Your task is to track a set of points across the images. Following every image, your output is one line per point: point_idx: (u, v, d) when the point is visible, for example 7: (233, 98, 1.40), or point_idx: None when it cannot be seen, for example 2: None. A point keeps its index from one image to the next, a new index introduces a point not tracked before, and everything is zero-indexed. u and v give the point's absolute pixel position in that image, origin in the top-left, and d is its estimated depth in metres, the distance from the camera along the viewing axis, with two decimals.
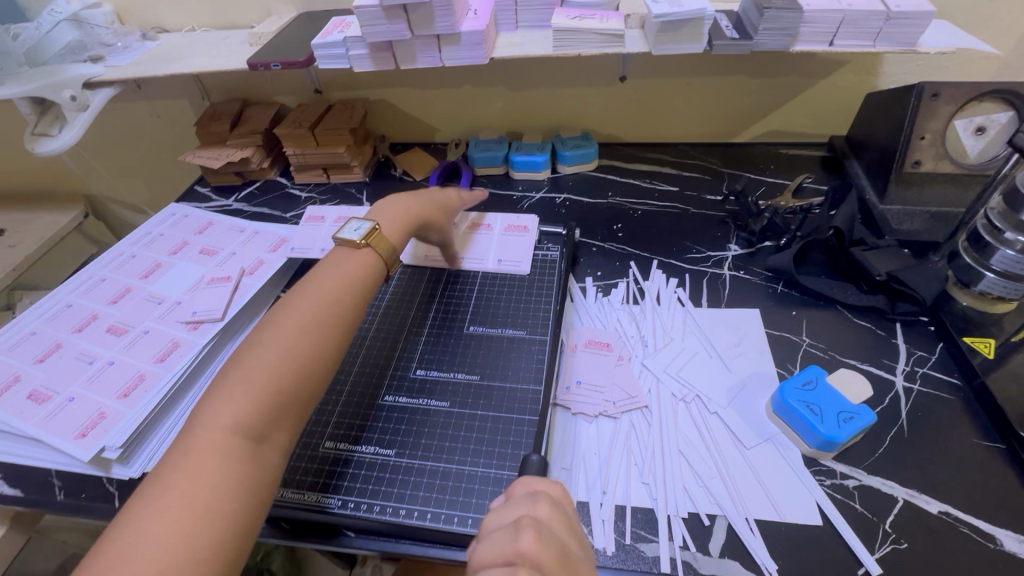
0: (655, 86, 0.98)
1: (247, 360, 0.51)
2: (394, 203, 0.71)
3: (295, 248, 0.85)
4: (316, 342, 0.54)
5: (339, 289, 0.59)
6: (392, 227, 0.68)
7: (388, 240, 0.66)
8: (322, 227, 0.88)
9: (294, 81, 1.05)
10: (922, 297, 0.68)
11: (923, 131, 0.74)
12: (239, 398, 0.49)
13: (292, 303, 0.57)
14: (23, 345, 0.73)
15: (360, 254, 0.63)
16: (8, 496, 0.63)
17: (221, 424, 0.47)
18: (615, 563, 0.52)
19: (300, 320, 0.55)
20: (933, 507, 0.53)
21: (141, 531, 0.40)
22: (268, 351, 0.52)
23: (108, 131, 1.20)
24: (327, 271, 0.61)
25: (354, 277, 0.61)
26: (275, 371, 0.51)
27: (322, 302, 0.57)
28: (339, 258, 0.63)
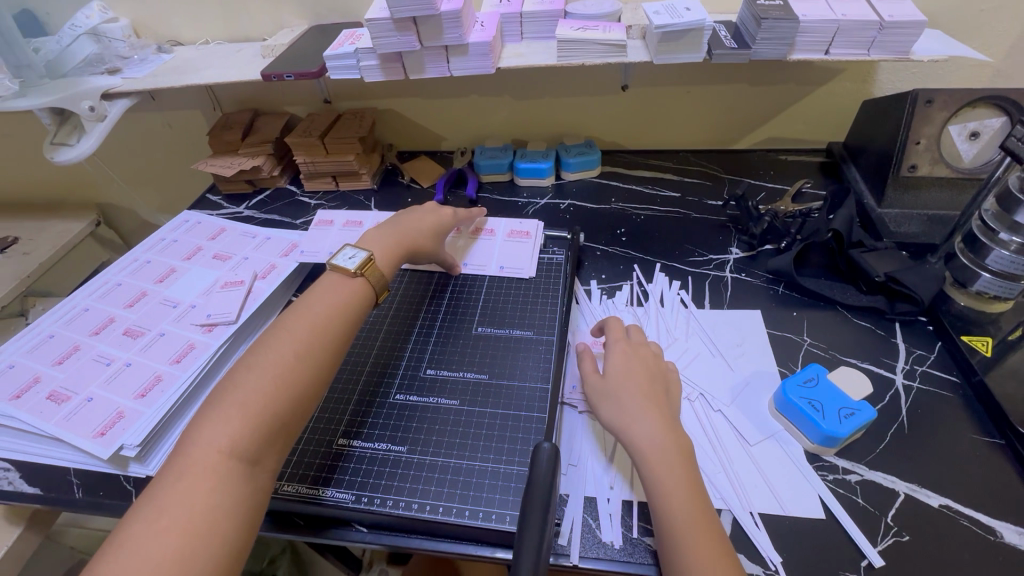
0: (656, 94, 1.01)
1: (242, 385, 0.52)
2: (385, 231, 0.73)
3: (306, 251, 0.88)
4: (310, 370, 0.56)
5: (332, 316, 0.61)
6: (384, 256, 0.70)
7: (379, 268, 0.68)
8: (332, 230, 0.91)
9: (304, 92, 1.08)
10: (921, 297, 0.69)
11: (919, 137, 0.77)
12: (235, 421, 0.50)
13: (288, 327, 0.58)
14: (42, 347, 0.75)
15: (353, 281, 0.65)
16: (28, 494, 0.64)
17: (216, 446, 0.48)
18: (623, 556, 0.52)
19: (296, 347, 0.56)
20: (934, 501, 0.55)
21: (139, 553, 0.41)
22: (261, 378, 0.53)
23: (122, 141, 1.23)
24: (321, 296, 0.63)
25: (348, 303, 0.63)
26: (270, 398, 0.52)
27: (315, 330, 0.59)
28: (334, 283, 0.65)
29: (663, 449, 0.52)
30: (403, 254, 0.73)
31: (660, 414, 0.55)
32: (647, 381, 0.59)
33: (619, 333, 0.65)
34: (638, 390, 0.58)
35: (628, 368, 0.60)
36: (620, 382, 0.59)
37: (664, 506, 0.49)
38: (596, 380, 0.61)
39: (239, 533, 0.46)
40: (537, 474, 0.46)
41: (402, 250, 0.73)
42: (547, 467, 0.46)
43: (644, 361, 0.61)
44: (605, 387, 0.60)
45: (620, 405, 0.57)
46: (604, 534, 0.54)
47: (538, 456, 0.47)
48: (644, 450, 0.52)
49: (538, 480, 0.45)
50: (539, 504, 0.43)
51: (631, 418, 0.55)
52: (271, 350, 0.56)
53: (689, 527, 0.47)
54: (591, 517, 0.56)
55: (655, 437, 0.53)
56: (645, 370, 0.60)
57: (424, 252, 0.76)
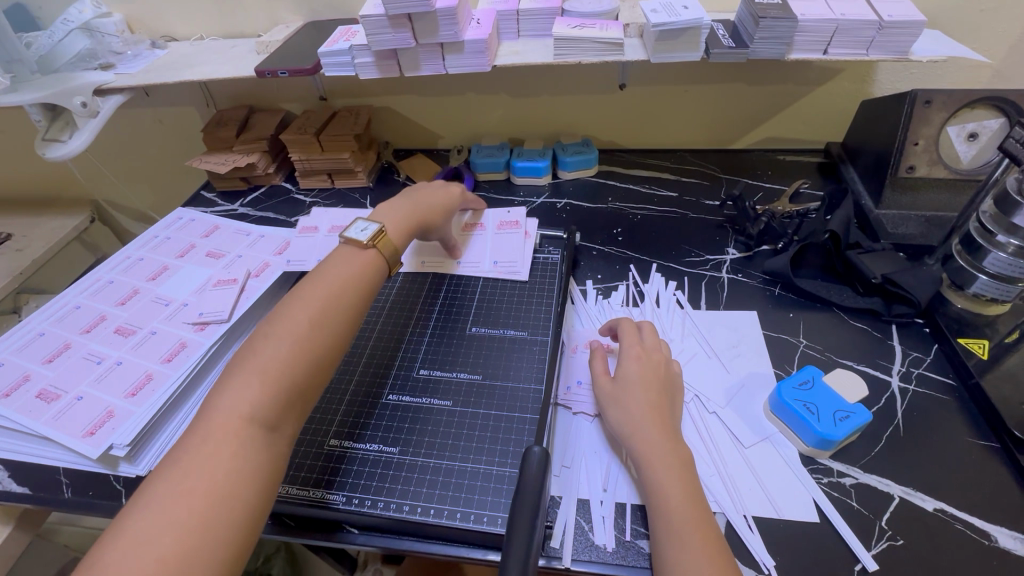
0: (654, 93, 1.00)
1: (264, 349, 0.52)
2: (398, 205, 0.73)
3: (293, 260, 0.85)
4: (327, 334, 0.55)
5: (348, 286, 0.60)
6: (397, 229, 0.70)
7: (392, 241, 0.67)
8: (319, 238, 0.89)
9: (299, 89, 1.07)
10: (918, 299, 0.69)
11: (917, 137, 0.76)
12: (255, 385, 0.50)
13: (303, 297, 0.58)
14: (32, 346, 0.74)
15: (366, 253, 0.64)
16: (17, 494, 0.64)
17: (238, 413, 0.48)
18: (615, 558, 0.52)
19: (311, 314, 0.56)
20: (929, 504, 0.54)
21: (166, 515, 0.41)
22: (281, 342, 0.53)
23: (116, 138, 1.22)
24: (335, 266, 0.62)
25: (362, 274, 0.62)
26: (289, 362, 0.52)
27: (329, 298, 0.58)
28: (348, 255, 0.64)
29: (664, 457, 0.52)
30: (414, 228, 0.72)
31: (662, 425, 0.55)
32: (656, 389, 0.58)
33: (634, 335, 0.64)
34: (647, 398, 0.57)
35: (641, 375, 0.59)
36: (629, 388, 0.58)
37: (664, 508, 0.49)
38: (606, 383, 0.61)
39: (261, 494, 0.46)
40: (527, 474, 0.46)
41: (415, 225, 0.72)
42: (537, 469, 0.46)
43: (656, 367, 0.60)
44: (614, 391, 0.59)
45: (626, 411, 0.57)
46: (596, 537, 0.54)
47: (529, 461, 0.47)
48: (647, 456, 0.52)
49: (530, 479, 0.45)
50: (527, 508, 0.43)
51: (636, 425, 0.55)
52: (288, 315, 0.55)
53: (687, 533, 0.47)
54: (583, 519, 0.55)
55: (656, 445, 0.53)
56: (655, 378, 0.59)
57: (435, 228, 0.77)
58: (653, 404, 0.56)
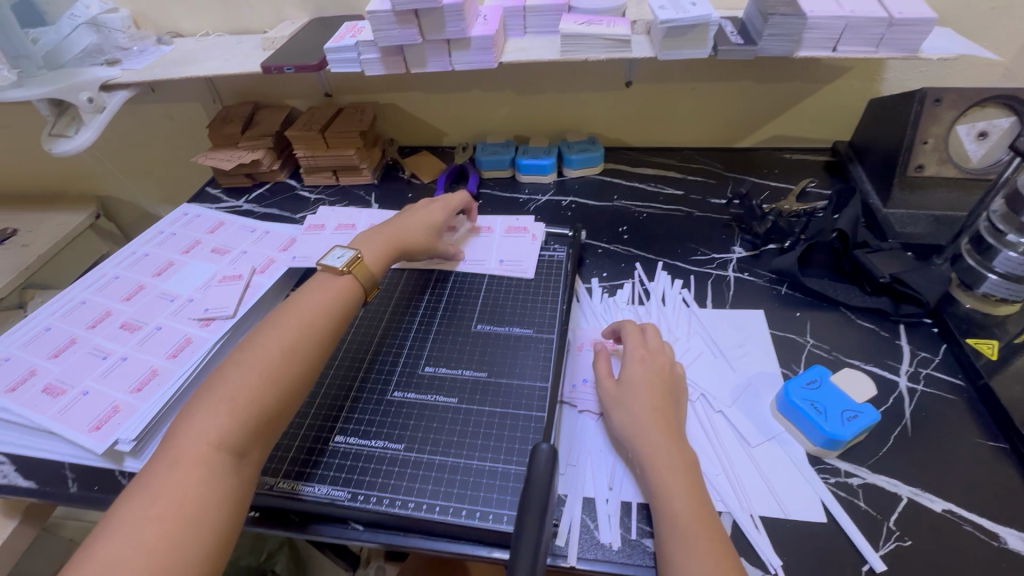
0: (661, 91, 1.00)
1: (233, 377, 0.53)
2: (375, 234, 0.74)
3: (298, 256, 0.85)
4: (300, 362, 0.56)
5: (323, 312, 0.61)
6: (375, 255, 0.70)
7: (368, 267, 0.68)
8: (324, 235, 0.89)
9: (305, 85, 1.07)
10: (927, 299, 0.69)
11: (926, 136, 0.76)
12: (224, 413, 0.50)
13: (277, 325, 0.58)
14: (39, 340, 0.74)
15: (341, 279, 0.65)
16: (23, 488, 0.64)
17: (205, 439, 0.48)
18: (621, 557, 0.52)
19: (282, 343, 0.56)
20: (937, 505, 0.54)
21: (133, 540, 0.42)
22: (250, 370, 0.53)
23: (122, 134, 1.22)
24: (310, 294, 0.63)
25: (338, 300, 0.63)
26: (258, 388, 0.52)
27: (303, 325, 0.58)
28: (324, 283, 0.65)
29: (669, 460, 0.52)
30: (393, 255, 0.73)
31: (667, 427, 0.54)
32: (661, 390, 0.58)
33: (638, 338, 0.64)
34: (651, 401, 0.57)
35: (644, 378, 0.59)
36: (633, 391, 0.58)
37: (669, 512, 0.49)
38: (609, 386, 0.60)
39: (228, 520, 0.46)
40: (534, 473, 0.45)
41: (393, 252, 0.73)
42: (545, 467, 0.45)
43: (660, 370, 0.60)
44: (619, 393, 0.59)
45: (631, 413, 0.56)
46: (602, 535, 0.53)
47: (537, 458, 0.46)
48: (652, 458, 0.52)
49: (539, 479, 0.44)
50: (536, 506, 0.42)
51: (640, 428, 0.55)
52: (259, 343, 0.56)
53: (694, 535, 0.46)
54: (589, 518, 0.55)
55: (661, 447, 0.53)
56: (660, 380, 0.59)
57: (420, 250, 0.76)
58: (655, 405, 0.56)
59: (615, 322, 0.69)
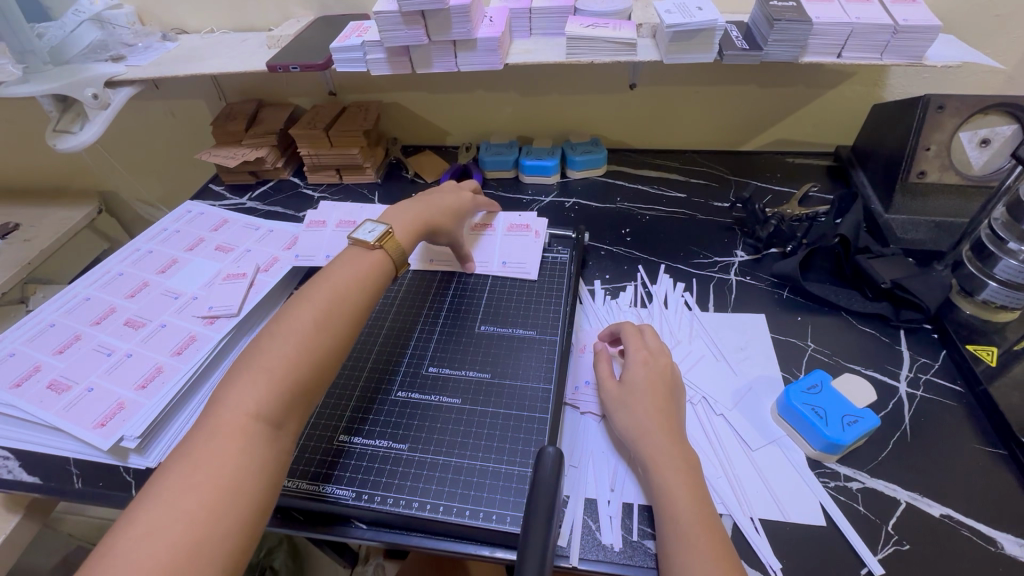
0: (665, 94, 1.00)
1: (274, 347, 0.53)
2: (405, 210, 0.73)
3: (301, 255, 0.86)
4: (330, 337, 0.56)
5: (353, 288, 0.61)
6: (405, 231, 0.71)
7: (399, 242, 0.68)
8: (326, 233, 0.89)
9: (309, 84, 1.07)
10: (926, 304, 0.69)
11: (929, 142, 0.76)
12: (261, 384, 0.50)
13: (307, 298, 0.58)
14: (44, 336, 0.75)
15: (373, 253, 0.65)
16: (28, 484, 0.64)
17: (244, 410, 0.48)
18: (622, 558, 0.52)
19: (312, 315, 0.56)
20: (935, 510, 0.54)
21: (176, 506, 0.42)
22: (287, 340, 0.54)
23: (125, 130, 1.22)
24: (340, 269, 0.63)
25: (365, 276, 0.63)
26: (295, 360, 0.53)
27: (333, 300, 0.58)
28: (353, 257, 0.65)
29: (671, 462, 0.52)
30: (422, 232, 0.73)
31: (670, 430, 0.55)
32: (663, 393, 0.58)
33: (641, 340, 0.64)
34: (654, 403, 0.57)
35: (647, 378, 0.59)
36: (636, 392, 0.58)
37: (672, 515, 0.49)
38: (611, 387, 0.61)
39: (266, 489, 0.47)
40: (541, 475, 0.45)
41: (423, 229, 0.73)
42: (552, 469, 0.46)
43: (662, 372, 0.60)
44: (621, 395, 0.59)
45: (634, 414, 0.57)
46: (603, 536, 0.54)
47: (543, 459, 0.46)
48: (653, 461, 0.53)
49: (544, 484, 0.45)
50: (542, 505, 0.43)
51: (643, 430, 0.55)
52: (294, 315, 0.56)
53: (696, 537, 0.47)
54: (590, 519, 0.56)
55: (664, 449, 0.53)
56: (661, 382, 0.59)
57: (444, 231, 0.76)
58: (658, 406, 0.57)
59: (614, 325, 0.68)
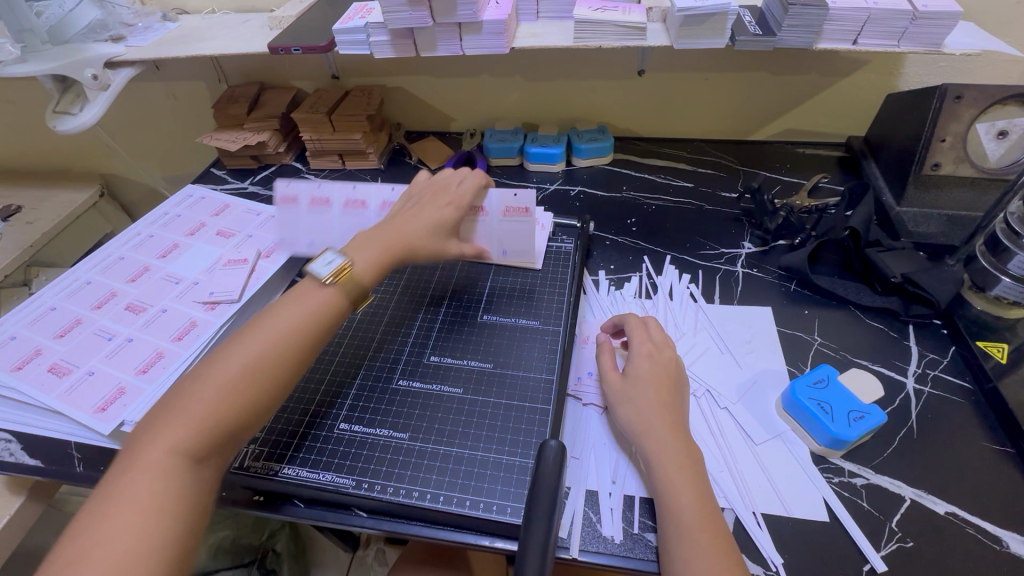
0: (674, 81, 0.98)
1: (203, 385, 0.48)
2: (370, 236, 0.63)
3: (317, 244, 0.76)
4: (261, 386, 0.50)
5: (296, 330, 0.53)
6: (368, 261, 0.61)
7: (358, 278, 0.59)
8: (319, 216, 0.77)
9: (312, 67, 1.06)
10: (938, 300, 0.68)
11: (945, 133, 0.74)
12: (187, 419, 0.46)
13: (244, 337, 0.52)
14: (43, 320, 0.74)
15: (324, 289, 0.57)
16: (30, 467, 0.63)
17: (163, 447, 0.44)
18: (622, 550, 0.52)
19: (243, 358, 0.50)
20: (941, 507, 0.54)
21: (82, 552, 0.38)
22: (215, 380, 0.48)
23: (126, 112, 1.21)
24: (284, 306, 0.55)
25: (314, 315, 0.55)
26: (225, 396, 0.48)
27: (270, 340, 0.52)
28: (301, 293, 0.56)
29: (675, 457, 0.52)
30: (391, 265, 0.63)
31: (674, 425, 0.54)
32: (667, 387, 0.57)
33: (644, 332, 0.63)
34: (657, 396, 0.56)
35: (651, 372, 0.58)
36: (640, 385, 0.57)
37: (673, 512, 0.48)
38: (615, 379, 0.60)
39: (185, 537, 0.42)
40: (544, 468, 0.45)
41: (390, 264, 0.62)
42: (554, 464, 0.46)
43: (666, 366, 0.59)
44: (624, 388, 0.58)
45: (638, 408, 0.56)
46: (605, 528, 0.54)
47: (545, 455, 0.46)
48: (657, 456, 0.52)
49: (546, 481, 0.43)
50: (543, 509, 0.41)
51: (648, 424, 0.54)
52: (225, 354, 0.50)
53: (698, 534, 0.46)
54: (591, 511, 0.55)
55: (668, 445, 0.52)
56: (666, 375, 0.58)
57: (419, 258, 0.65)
58: (661, 401, 0.56)
59: (619, 316, 0.67)
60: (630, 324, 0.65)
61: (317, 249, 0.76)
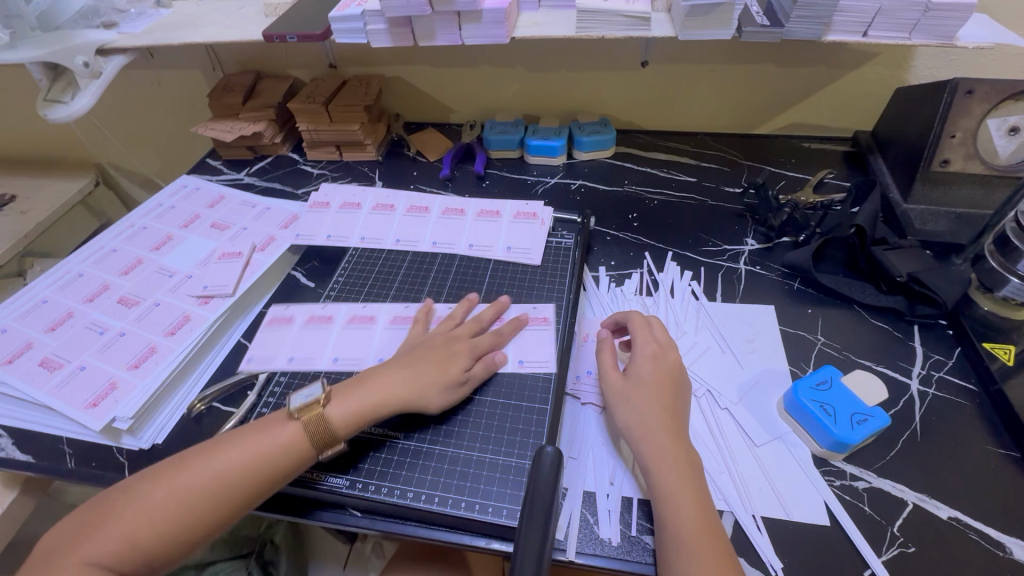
0: (678, 73, 0.96)
1: (134, 500, 0.49)
2: (359, 385, 0.57)
3: (341, 359, 0.67)
4: (184, 519, 0.49)
5: (235, 475, 0.50)
6: (344, 412, 0.55)
7: (325, 421, 0.54)
8: (334, 332, 0.70)
9: (309, 55, 1.04)
10: (944, 300, 0.67)
11: (954, 129, 0.72)
12: (114, 532, 0.47)
13: (190, 461, 0.51)
14: (34, 312, 0.73)
15: (289, 427, 0.54)
16: (20, 462, 0.62)
17: (79, 557, 0.47)
18: (619, 553, 0.51)
19: (173, 483, 0.50)
20: (943, 512, 0.53)
21: None
22: (149, 499, 0.49)
23: (120, 100, 1.19)
24: (239, 438, 0.53)
25: (263, 456, 0.52)
26: (158, 514, 0.48)
27: (207, 474, 0.50)
28: (264, 426, 0.54)
29: (674, 462, 0.51)
30: (364, 412, 0.56)
31: (674, 429, 0.53)
32: (669, 390, 0.56)
33: (646, 333, 0.62)
34: (657, 398, 0.55)
35: (651, 374, 0.57)
36: (641, 387, 0.56)
37: (671, 522, 0.47)
38: (615, 379, 0.58)
39: None
40: (538, 487, 0.42)
41: (367, 409, 0.55)
42: (550, 476, 0.42)
43: (667, 367, 0.58)
44: (624, 388, 0.57)
45: (638, 410, 0.55)
46: (602, 530, 0.53)
47: (542, 462, 0.43)
48: (656, 461, 0.51)
49: (541, 492, 0.41)
50: (539, 521, 0.38)
51: (648, 428, 0.53)
52: (169, 472, 0.51)
53: (698, 545, 0.45)
54: (588, 512, 0.54)
55: (668, 451, 0.51)
56: (668, 378, 0.57)
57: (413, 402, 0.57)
58: (662, 404, 0.55)
59: (622, 314, 0.66)
60: (633, 324, 0.63)
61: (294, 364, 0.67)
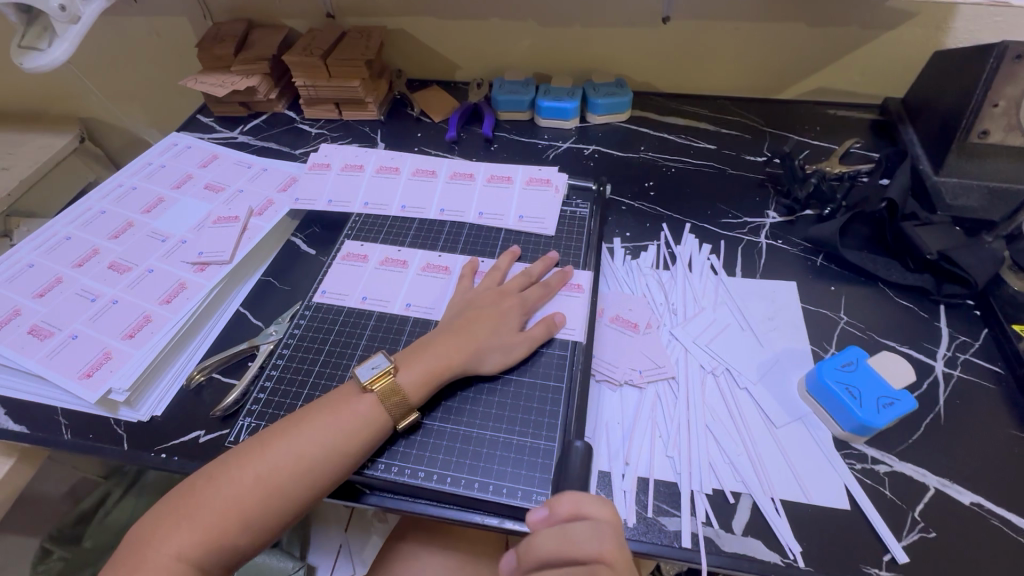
0: (700, 30, 0.90)
1: (221, 490, 0.47)
2: (422, 349, 0.56)
3: (413, 305, 0.66)
4: (272, 509, 0.47)
5: (322, 459, 0.48)
6: (415, 378, 0.54)
7: (400, 391, 0.53)
8: (406, 277, 0.69)
9: (305, 3, 0.96)
10: (975, 279, 0.64)
11: (998, 97, 0.67)
12: (197, 527, 0.45)
13: (271, 443, 0.49)
14: (22, 277, 0.70)
15: (364, 400, 0.52)
16: (12, 432, 0.59)
17: (171, 551, 0.45)
18: (634, 534, 0.51)
19: (260, 468, 0.48)
20: (965, 498, 0.52)
21: None
22: (236, 488, 0.47)
23: (103, 49, 1.11)
24: (318, 416, 0.51)
25: (347, 435, 0.50)
26: (242, 503, 0.46)
27: (296, 458, 0.48)
28: (338, 402, 0.52)
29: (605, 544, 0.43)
30: (433, 381, 0.55)
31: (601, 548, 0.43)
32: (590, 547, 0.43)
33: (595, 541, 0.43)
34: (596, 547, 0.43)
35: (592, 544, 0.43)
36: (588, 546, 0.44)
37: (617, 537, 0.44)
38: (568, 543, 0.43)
39: None
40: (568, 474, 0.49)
41: (436, 378, 0.55)
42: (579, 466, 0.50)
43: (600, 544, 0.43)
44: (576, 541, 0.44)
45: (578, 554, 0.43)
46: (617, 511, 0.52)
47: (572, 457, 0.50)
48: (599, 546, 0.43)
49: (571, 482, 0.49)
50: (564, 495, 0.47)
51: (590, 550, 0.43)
52: (252, 457, 0.48)
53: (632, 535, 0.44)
54: (603, 492, 0.53)
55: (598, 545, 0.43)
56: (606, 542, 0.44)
57: (482, 360, 0.57)
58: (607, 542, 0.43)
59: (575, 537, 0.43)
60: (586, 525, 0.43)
61: (364, 304, 0.67)
